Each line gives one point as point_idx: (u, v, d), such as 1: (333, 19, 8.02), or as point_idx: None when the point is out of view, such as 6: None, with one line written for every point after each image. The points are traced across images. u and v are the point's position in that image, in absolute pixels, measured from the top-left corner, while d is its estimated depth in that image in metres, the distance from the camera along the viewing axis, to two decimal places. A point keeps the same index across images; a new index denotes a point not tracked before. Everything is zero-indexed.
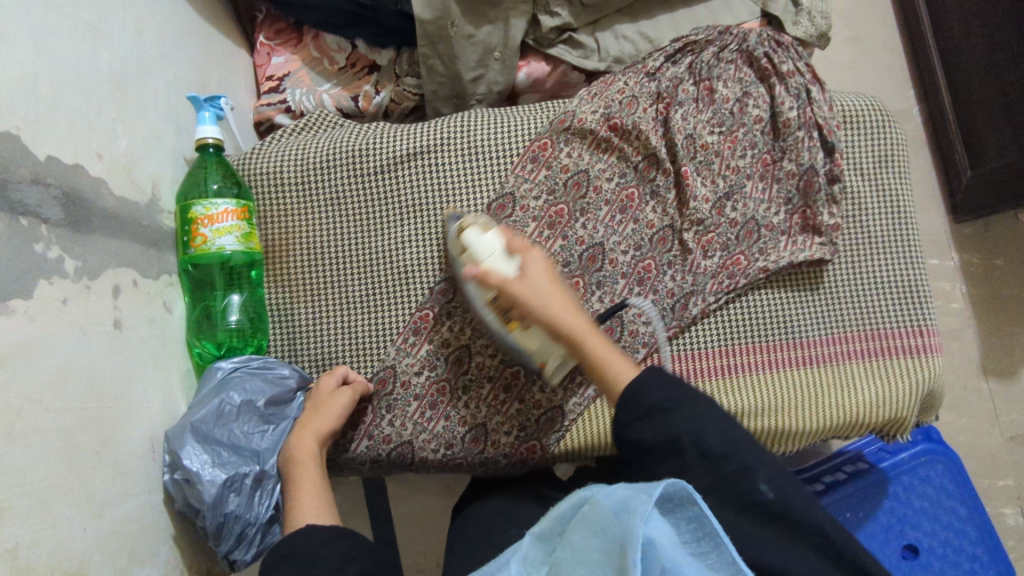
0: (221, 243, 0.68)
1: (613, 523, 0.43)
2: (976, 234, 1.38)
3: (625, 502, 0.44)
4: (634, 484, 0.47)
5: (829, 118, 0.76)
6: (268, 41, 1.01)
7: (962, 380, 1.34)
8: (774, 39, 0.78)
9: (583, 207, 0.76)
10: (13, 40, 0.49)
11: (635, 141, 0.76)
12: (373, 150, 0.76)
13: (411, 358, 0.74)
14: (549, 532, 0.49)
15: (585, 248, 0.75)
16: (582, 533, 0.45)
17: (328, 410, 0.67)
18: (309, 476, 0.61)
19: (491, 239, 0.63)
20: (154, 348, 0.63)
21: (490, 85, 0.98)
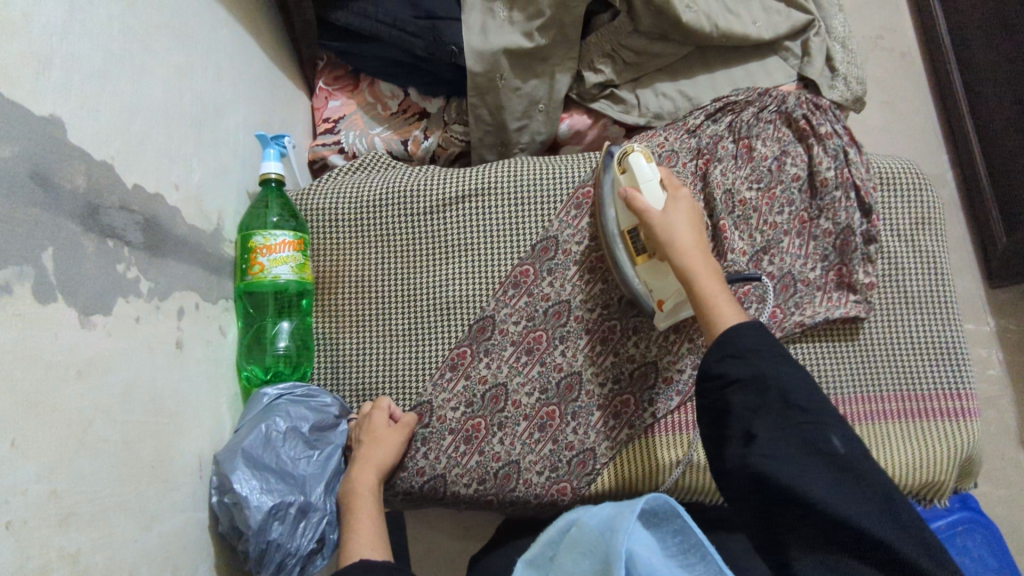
0: (277, 272, 0.71)
1: (599, 543, 0.52)
2: (1013, 301, 1.37)
3: (608, 523, 0.53)
4: (620, 504, 0.56)
5: (866, 179, 0.78)
6: (326, 86, 1.07)
7: (1001, 450, 1.31)
8: (813, 102, 0.80)
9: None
10: (116, 80, 0.54)
11: None
12: (424, 191, 0.80)
13: (447, 394, 0.76)
14: (540, 557, 0.59)
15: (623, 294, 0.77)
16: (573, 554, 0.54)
17: (386, 446, 0.69)
18: (368, 507, 0.64)
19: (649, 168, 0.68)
20: (208, 369, 0.66)
21: (534, 135, 1.03)
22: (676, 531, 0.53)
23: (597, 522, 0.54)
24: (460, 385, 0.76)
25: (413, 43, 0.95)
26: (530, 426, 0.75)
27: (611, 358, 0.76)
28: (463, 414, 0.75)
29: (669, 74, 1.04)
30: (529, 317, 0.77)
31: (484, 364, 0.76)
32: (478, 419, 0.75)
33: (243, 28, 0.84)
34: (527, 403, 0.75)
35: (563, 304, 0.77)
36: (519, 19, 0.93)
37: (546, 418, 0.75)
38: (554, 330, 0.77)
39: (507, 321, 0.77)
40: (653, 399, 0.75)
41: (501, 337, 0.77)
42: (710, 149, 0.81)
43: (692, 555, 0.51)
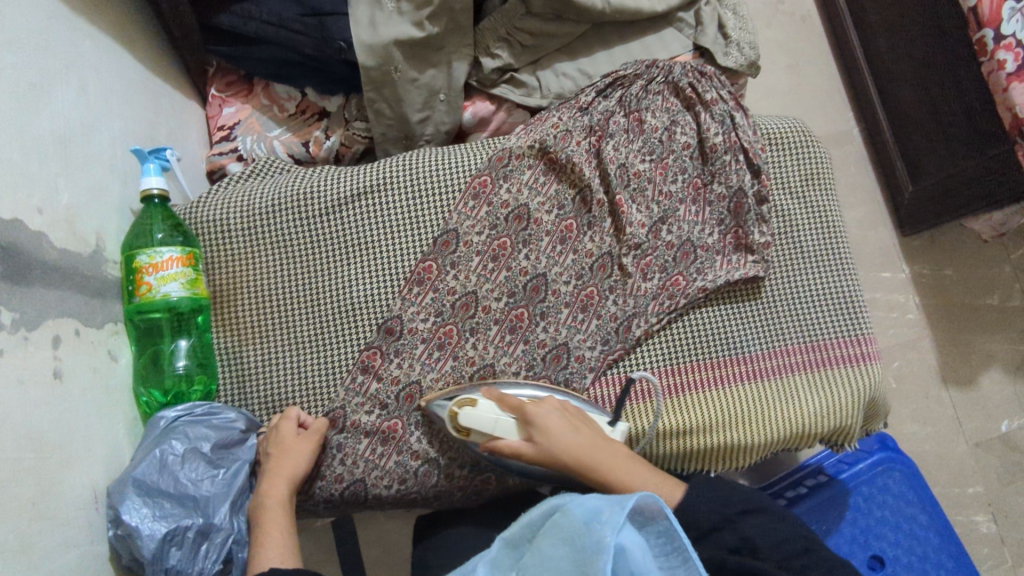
0: (166, 290, 0.69)
1: (582, 533, 0.49)
2: (924, 247, 1.42)
3: (595, 514, 0.50)
4: (605, 496, 0.53)
5: (754, 142, 0.79)
6: (219, 93, 1.03)
7: (925, 389, 1.37)
8: (697, 69, 0.82)
9: (525, 238, 0.78)
10: None
11: (571, 175, 0.79)
12: (319, 193, 0.79)
13: (360, 398, 0.74)
14: (517, 539, 0.55)
15: (528, 279, 0.77)
16: (551, 540, 0.50)
17: (296, 453, 0.67)
18: (279, 521, 0.63)
19: (486, 406, 0.68)
20: (97, 397, 0.63)
21: (437, 126, 1.01)
22: (659, 532, 0.51)
23: (581, 511, 0.51)
24: (372, 387, 0.75)
25: (300, 41, 0.92)
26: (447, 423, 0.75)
27: (522, 345, 0.76)
28: (378, 417, 0.74)
29: (568, 53, 1.04)
30: (438, 313, 0.76)
31: (394, 364, 0.75)
32: (394, 420, 0.74)
33: (112, 38, 0.80)
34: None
35: (469, 296, 0.76)
36: (408, 8, 0.91)
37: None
38: (463, 323, 0.76)
39: (415, 319, 0.76)
40: (567, 379, 0.75)
41: (410, 336, 0.76)
42: (602, 126, 0.81)
43: (672, 558, 0.50)
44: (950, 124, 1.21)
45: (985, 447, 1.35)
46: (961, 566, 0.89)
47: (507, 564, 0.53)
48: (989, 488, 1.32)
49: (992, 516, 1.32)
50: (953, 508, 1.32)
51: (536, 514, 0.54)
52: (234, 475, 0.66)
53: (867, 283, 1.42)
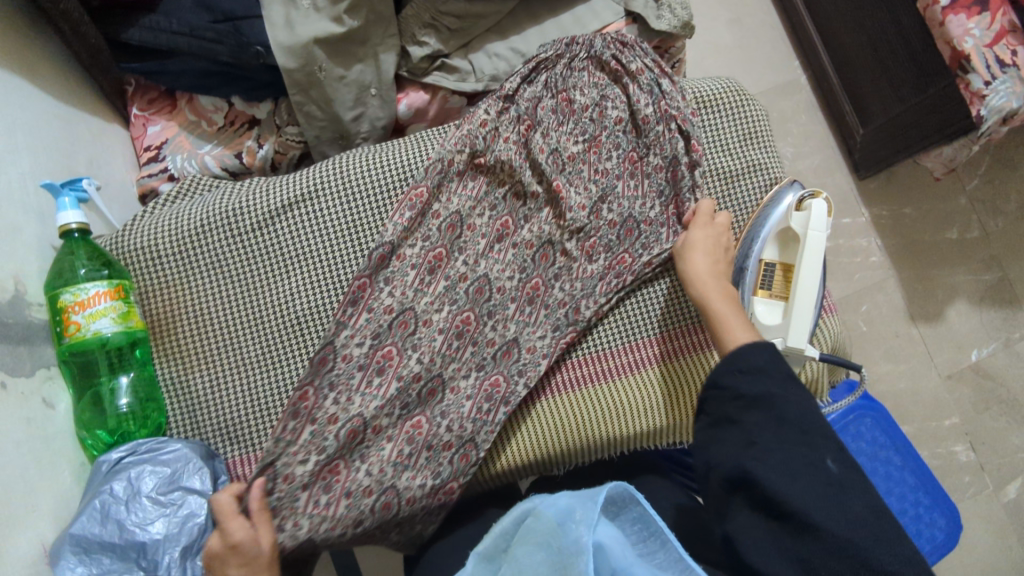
0: (97, 326, 0.66)
1: (557, 533, 0.47)
2: (880, 187, 1.43)
3: (568, 510, 0.49)
4: (576, 492, 0.52)
5: (682, 108, 0.79)
6: (142, 112, 0.99)
7: (894, 329, 1.38)
8: (618, 42, 0.81)
9: (461, 245, 0.76)
10: None
11: (500, 174, 0.78)
12: (249, 206, 0.77)
13: (294, 447, 0.67)
14: (493, 550, 0.51)
15: (470, 283, 0.75)
16: (526, 546, 0.47)
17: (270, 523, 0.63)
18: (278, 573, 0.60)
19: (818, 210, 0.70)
20: (36, 448, 0.61)
21: (373, 122, 0.99)
22: (635, 519, 0.51)
23: (554, 509, 0.49)
24: (305, 432, 0.68)
25: (215, 50, 0.88)
26: (404, 426, 0.70)
27: (472, 348, 0.74)
28: (316, 465, 0.66)
29: (498, 34, 1.00)
30: (394, 304, 0.72)
31: (359, 355, 0.71)
32: (353, 423, 0.68)
33: (10, 68, 0.75)
34: (413, 366, 0.71)
35: (426, 266, 0.74)
36: (324, 3, 0.87)
37: (421, 405, 0.71)
38: (420, 307, 0.73)
39: (384, 299, 0.73)
40: (522, 368, 0.73)
41: (345, 364, 0.70)
42: (532, 115, 0.79)
43: (652, 543, 0.49)
44: (892, 64, 1.20)
45: (957, 378, 1.36)
46: (936, 500, 0.92)
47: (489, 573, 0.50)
48: (966, 418, 1.34)
49: (970, 445, 1.34)
50: (933, 442, 1.34)
51: (509, 520, 0.52)
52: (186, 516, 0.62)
53: None
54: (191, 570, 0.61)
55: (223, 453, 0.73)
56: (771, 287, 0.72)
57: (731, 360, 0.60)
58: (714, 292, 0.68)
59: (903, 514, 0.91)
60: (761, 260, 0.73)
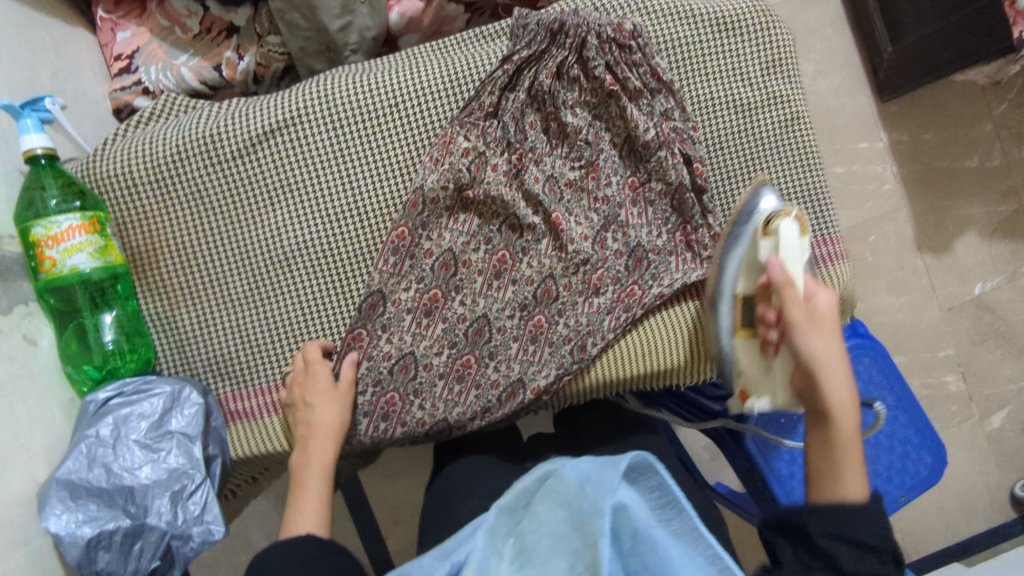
0: (73, 262, 0.62)
1: (577, 494, 0.44)
2: (903, 111, 1.35)
3: (589, 475, 0.44)
4: (600, 456, 0.47)
5: (683, 125, 0.73)
6: (109, 15, 0.90)
7: (901, 259, 1.35)
8: (615, 42, 0.72)
9: (456, 284, 0.73)
10: None
11: (490, 207, 0.73)
12: (228, 132, 0.71)
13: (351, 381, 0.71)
14: (514, 505, 0.48)
15: (468, 324, 0.72)
16: (548, 504, 0.45)
17: (330, 407, 0.68)
18: (313, 487, 0.64)
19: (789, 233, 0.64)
20: (23, 386, 0.59)
21: (362, 32, 0.90)
22: (654, 486, 0.45)
23: (575, 470, 0.45)
24: (361, 367, 0.72)
25: None
26: (448, 384, 0.72)
27: (474, 392, 0.72)
28: (374, 394, 0.71)
29: None
30: (418, 280, 0.72)
31: (384, 340, 0.72)
32: (390, 394, 0.72)
33: None
34: (439, 363, 0.72)
35: (447, 255, 0.73)
36: None
37: (463, 368, 0.72)
38: (447, 283, 0.73)
39: (397, 290, 0.72)
40: (561, 309, 0.73)
41: (395, 308, 0.72)
42: (520, 140, 0.73)
43: (669, 512, 0.44)
44: None
45: (958, 310, 1.35)
46: (926, 440, 0.93)
47: (504, 530, 0.46)
48: (961, 350, 1.34)
49: (962, 375, 1.34)
50: (927, 372, 1.34)
51: (531, 479, 0.47)
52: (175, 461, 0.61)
53: (844, 155, 1.35)
54: (182, 514, 0.60)
55: (213, 389, 0.73)
56: (750, 324, 0.67)
57: (835, 510, 0.50)
58: (846, 426, 0.56)
59: (894, 451, 0.92)
60: (735, 295, 0.68)
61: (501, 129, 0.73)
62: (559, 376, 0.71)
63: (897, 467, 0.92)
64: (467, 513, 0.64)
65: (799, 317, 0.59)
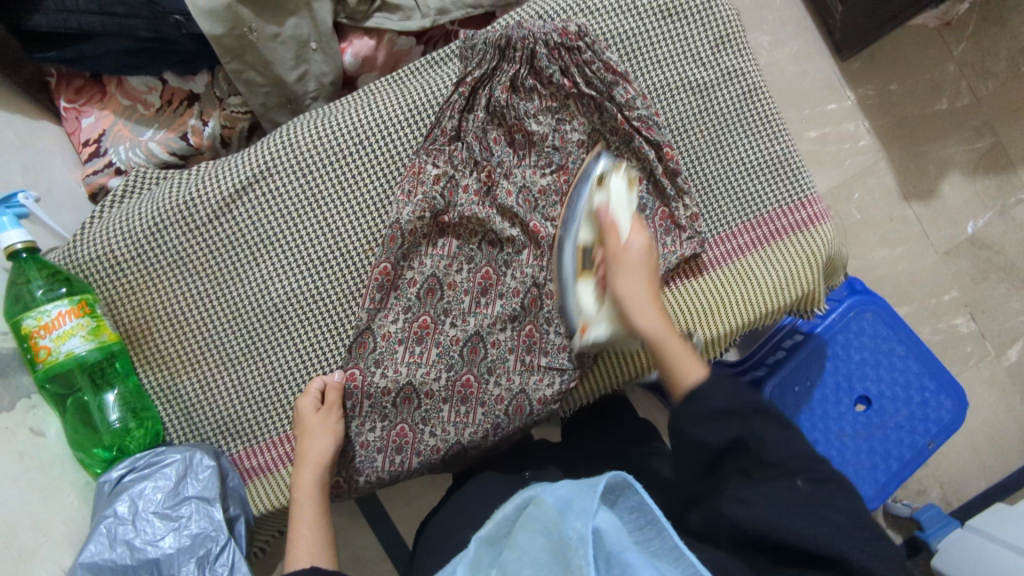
0: (68, 347, 0.63)
1: (558, 519, 0.44)
2: (864, 66, 1.36)
3: (569, 501, 0.46)
4: (578, 482, 0.48)
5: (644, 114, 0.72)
6: (71, 104, 0.92)
7: (888, 211, 1.35)
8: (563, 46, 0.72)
9: (445, 308, 0.73)
10: None
11: (468, 226, 0.74)
12: (201, 197, 0.72)
13: (358, 420, 0.72)
14: (494, 534, 0.49)
15: (463, 343, 0.72)
16: (528, 532, 0.46)
17: (319, 439, 0.68)
18: (307, 519, 0.65)
19: (619, 192, 0.68)
20: (34, 477, 0.60)
21: (319, 79, 0.92)
22: (632, 507, 0.46)
23: (554, 496, 0.47)
24: (364, 407, 0.72)
25: (133, 25, 0.81)
26: (454, 406, 0.72)
27: (480, 410, 0.72)
28: (383, 429, 0.72)
29: None
30: (406, 310, 0.73)
31: (379, 375, 0.72)
32: (400, 426, 0.72)
33: None
34: (439, 389, 0.72)
35: (433, 280, 0.74)
36: None
37: (464, 390, 0.72)
38: (436, 308, 0.73)
39: (385, 324, 0.73)
40: (550, 317, 0.73)
41: (386, 342, 0.72)
42: (486, 157, 0.74)
43: (649, 531, 0.45)
44: None
45: (955, 253, 1.35)
46: (942, 383, 0.92)
47: (487, 561, 0.46)
48: (966, 291, 1.34)
49: (971, 316, 1.34)
50: (935, 319, 1.34)
51: (510, 506, 0.50)
52: (194, 527, 0.61)
53: (813, 118, 1.36)
54: None
55: (226, 450, 0.73)
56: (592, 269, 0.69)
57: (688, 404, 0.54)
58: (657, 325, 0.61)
59: (911, 401, 0.91)
60: (578, 246, 0.70)
61: (466, 150, 0.75)
62: (562, 386, 0.72)
63: (918, 416, 0.92)
64: (466, 536, 0.64)
65: (614, 263, 0.64)
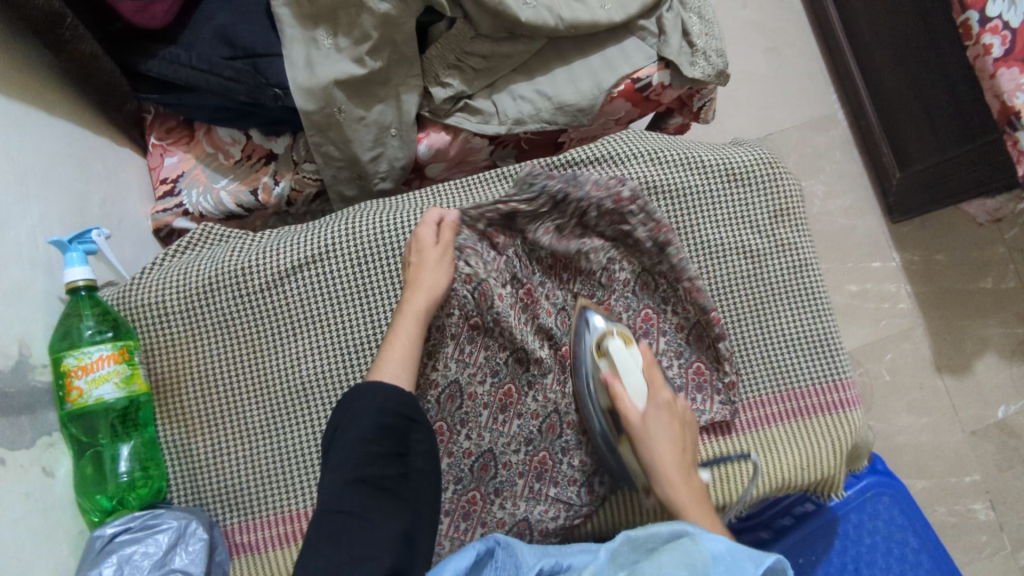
0: (99, 392, 0.65)
1: (707, 563, 0.49)
2: (914, 232, 1.38)
3: (724, 553, 0.50)
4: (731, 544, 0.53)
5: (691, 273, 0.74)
6: (160, 142, 0.98)
7: (918, 379, 1.33)
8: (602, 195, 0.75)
9: (462, 418, 0.74)
10: None
11: (499, 336, 0.76)
12: (258, 265, 0.75)
13: None
14: (639, 542, 0.55)
15: (474, 458, 0.74)
16: (673, 555, 0.50)
17: (434, 271, 0.71)
18: (406, 332, 0.68)
19: (634, 357, 0.72)
20: (34, 520, 0.59)
21: (392, 161, 0.97)
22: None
23: (712, 546, 0.50)
24: None
25: (233, 90, 0.87)
26: (454, 520, 0.73)
27: (479, 529, 0.73)
28: None
29: (525, 74, 0.98)
30: (424, 412, 0.74)
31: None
32: None
33: (20, 106, 0.73)
34: (444, 498, 0.73)
35: (453, 386, 0.75)
36: (346, 44, 0.86)
37: (468, 506, 0.73)
38: (453, 415, 0.74)
39: None
40: (564, 448, 0.76)
41: None
42: (528, 275, 0.78)
43: None
44: (937, 108, 1.18)
45: (981, 435, 1.32)
46: None
47: (622, 559, 0.54)
48: (988, 477, 1.30)
49: (990, 504, 1.29)
50: (952, 499, 1.30)
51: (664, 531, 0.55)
52: None
53: (856, 273, 1.37)
54: None
55: (221, 519, 0.73)
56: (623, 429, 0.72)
57: None
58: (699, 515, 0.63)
59: None
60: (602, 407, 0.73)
61: (508, 264, 0.77)
62: (566, 521, 0.73)
63: None
64: None
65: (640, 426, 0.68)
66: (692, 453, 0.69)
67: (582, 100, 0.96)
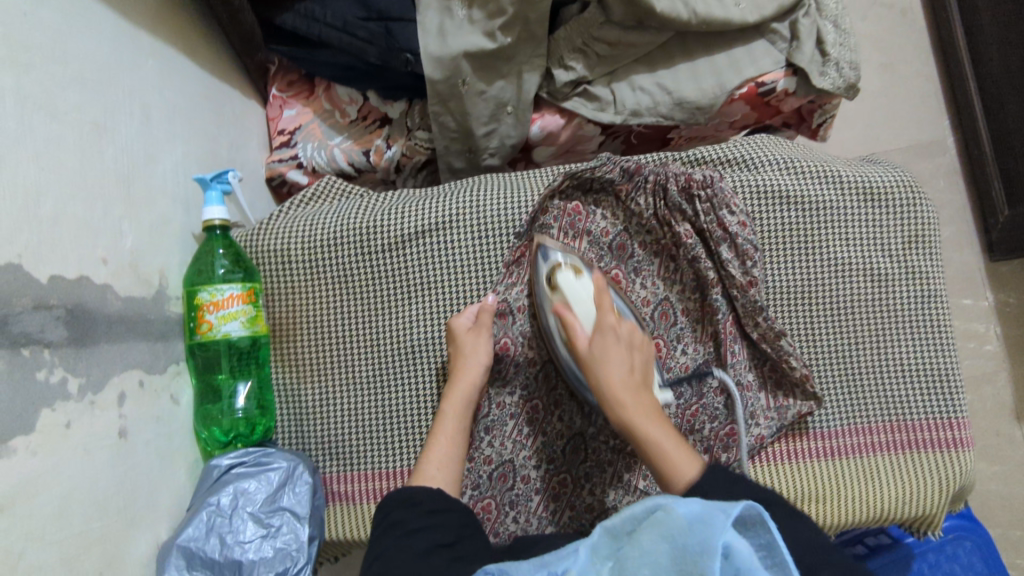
0: (227, 329, 0.67)
1: (686, 530, 0.40)
2: (1014, 274, 1.31)
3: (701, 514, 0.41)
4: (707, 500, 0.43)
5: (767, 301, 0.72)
6: (280, 93, 1.00)
7: (995, 426, 1.28)
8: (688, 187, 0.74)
9: (557, 399, 0.76)
10: (42, 189, 0.51)
11: None
12: (380, 229, 0.77)
13: None
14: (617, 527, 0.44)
15: (566, 441, 0.75)
16: (651, 534, 0.41)
17: (473, 356, 0.71)
18: (451, 434, 0.69)
19: (584, 285, 0.71)
20: (161, 444, 0.62)
21: (503, 138, 0.97)
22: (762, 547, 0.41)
23: (687, 508, 0.41)
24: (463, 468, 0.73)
25: (364, 49, 0.87)
26: (543, 500, 0.74)
27: (568, 512, 0.74)
28: (472, 497, 0.73)
29: (647, 64, 0.96)
30: (523, 388, 0.76)
31: (486, 443, 0.75)
32: (487, 500, 0.73)
33: (171, 48, 0.75)
34: (536, 477, 0.75)
35: (548, 366, 0.77)
36: (479, 16, 0.85)
37: (558, 488, 0.74)
38: (547, 396, 0.76)
39: (501, 395, 0.76)
40: None
41: (499, 412, 0.76)
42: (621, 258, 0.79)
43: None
44: None
45: None
46: None
47: (605, 552, 0.43)
48: None
49: None
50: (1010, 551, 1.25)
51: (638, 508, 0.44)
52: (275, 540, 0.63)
53: None
54: None
55: (321, 467, 0.76)
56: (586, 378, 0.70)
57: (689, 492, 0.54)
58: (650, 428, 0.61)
59: None
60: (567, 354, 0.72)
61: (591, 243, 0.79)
62: None
63: None
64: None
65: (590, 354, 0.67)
66: (648, 387, 0.66)
67: (703, 98, 0.94)
